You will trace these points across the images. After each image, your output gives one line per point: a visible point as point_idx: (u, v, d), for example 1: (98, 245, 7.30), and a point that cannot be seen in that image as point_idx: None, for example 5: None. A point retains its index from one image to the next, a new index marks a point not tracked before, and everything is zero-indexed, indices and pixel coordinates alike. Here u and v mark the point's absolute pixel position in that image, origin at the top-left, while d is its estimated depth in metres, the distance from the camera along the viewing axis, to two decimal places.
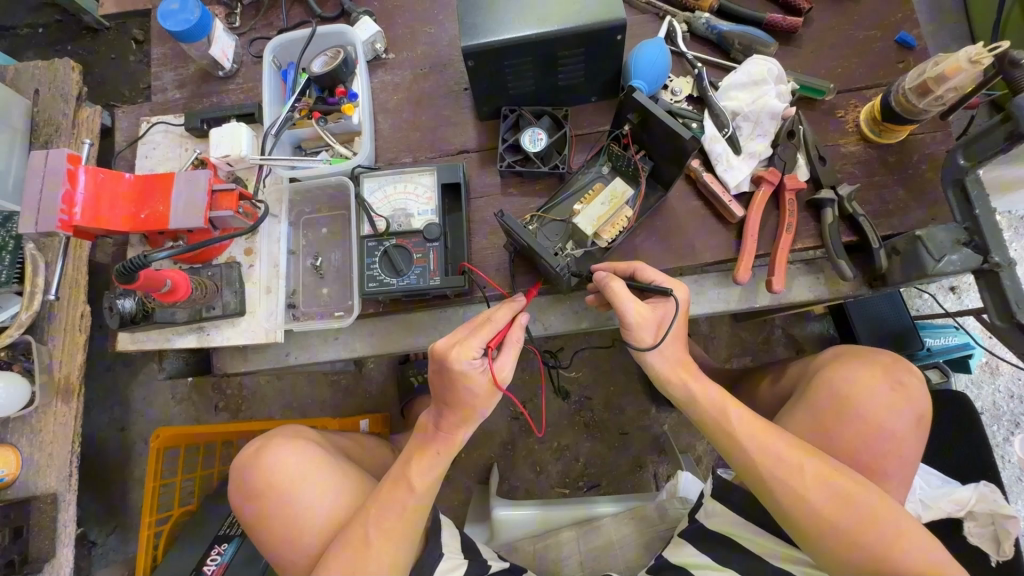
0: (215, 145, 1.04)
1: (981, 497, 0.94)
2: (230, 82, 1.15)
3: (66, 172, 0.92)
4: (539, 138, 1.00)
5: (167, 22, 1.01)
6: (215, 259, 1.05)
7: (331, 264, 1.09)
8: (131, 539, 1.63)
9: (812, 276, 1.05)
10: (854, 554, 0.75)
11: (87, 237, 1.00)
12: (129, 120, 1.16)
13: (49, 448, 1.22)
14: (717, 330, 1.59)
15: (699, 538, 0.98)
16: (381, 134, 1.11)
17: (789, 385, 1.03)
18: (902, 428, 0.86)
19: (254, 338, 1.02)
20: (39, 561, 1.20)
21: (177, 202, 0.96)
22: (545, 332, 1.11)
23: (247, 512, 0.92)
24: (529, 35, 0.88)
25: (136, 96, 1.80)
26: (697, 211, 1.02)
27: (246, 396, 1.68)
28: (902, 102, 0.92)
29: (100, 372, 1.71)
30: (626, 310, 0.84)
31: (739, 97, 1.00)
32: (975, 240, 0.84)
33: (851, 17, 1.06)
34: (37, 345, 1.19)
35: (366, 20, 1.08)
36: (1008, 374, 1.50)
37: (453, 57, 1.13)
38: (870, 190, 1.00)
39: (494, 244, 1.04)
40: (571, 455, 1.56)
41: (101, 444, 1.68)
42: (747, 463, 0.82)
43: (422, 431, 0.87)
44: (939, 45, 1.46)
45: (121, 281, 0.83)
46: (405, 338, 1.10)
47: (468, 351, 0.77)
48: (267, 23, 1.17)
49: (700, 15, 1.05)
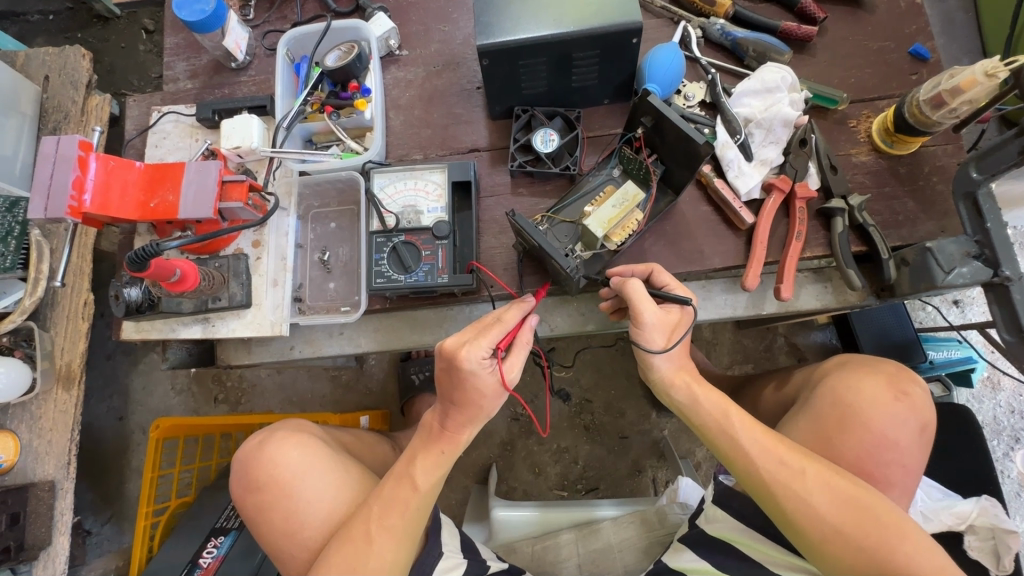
0: (227, 136, 1.04)
1: (982, 511, 0.95)
2: (242, 74, 1.15)
3: (78, 159, 0.92)
4: (551, 139, 1.00)
5: (183, 11, 1.01)
6: (224, 250, 1.05)
7: (338, 260, 1.08)
8: (126, 529, 1.62)
9: (820, 285, 1.05)
10: (859, 559, 0.75)
11: (96, 224, 1.00)
12: (140, 108, 1.16)
13: (49, 435, 1.22)
14: (720, 336, 1.59)
15: (699, 544, 0.98)
16: (392, 130, 1.11)
17: (793, 393, 1.03)
18: (905, 437, 0.86)
19: (259, 331, 1.02)
20: (35, 549, 1.18)
21: (188, 192, 0.96)
22: (550, 333, 1.11)
23: (248, 504, 0.92)
24: (545, 36, 0.89)
25: (145, 85, 1.80)
26: (706, 216, 1.02)
27: (246, 388, 1.67)
28: (916, 113, 0.92)
29: (100, 361, 1.71)
30: (645, 309, 0.83)
31: (752, 104, 1.00)
32: (985, 252, 0.84)
33: (866, 27, 1.06)
34: (39, 332, 1.19)
35: (381, 16, 1.09)
36: (1010, 390, 1.50)
37: (467, 55, 1.13)
38: (880, 201, 1.00)
39: (503, 243, 1.04)
40: (571, 457, 1.56)
41: (99, 432, 1.67)
42: (749, 469, 0.81)
43: (427, 429, 0.86)
44: (950, 58, 1.46)
45: (132, 268, 0.83)
46: (409, 334, 1.10)
47: (477, 352, 0.77)
48: (281, 16, 1.17)
49: (715, 21, 1.06)
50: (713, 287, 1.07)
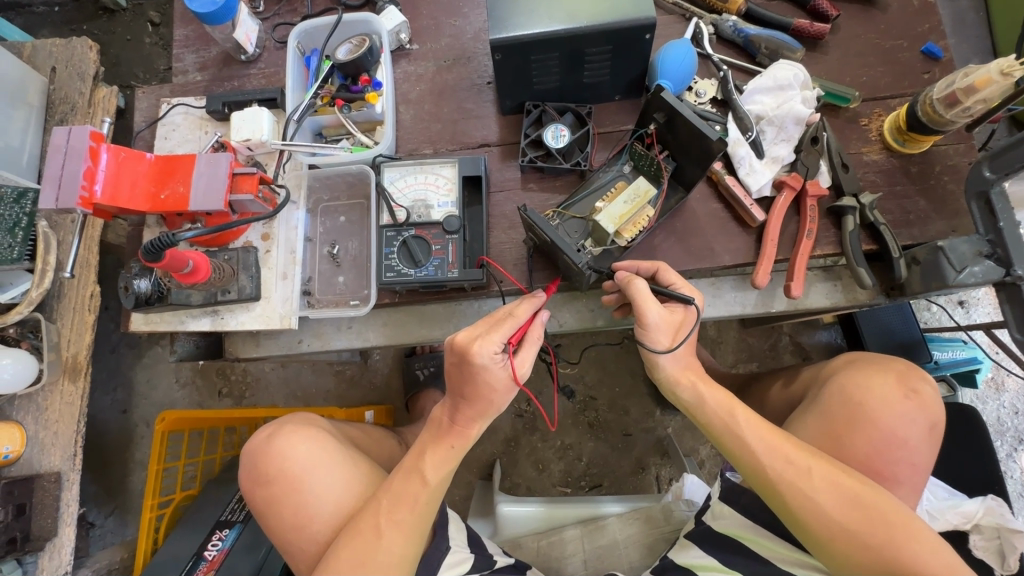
0: (237, 129, 1.04)
1: (988, 511, 0.96)
2: (252, 67, 1.15)
3: (89, 150, 0.92)
4: (562, 134, 1.00)
5: (194, 3, 1.01)
6: (233, 242, 1.05)
7: (347, 254, 1.08)
8: (130, 522, 1.63)
9: (829, 284, 1.04)
10: (866, 557, 0.75)
11: (105, 215, 0.99)
12: (149, 100, 1.16)
13: (55, 426, 1.22)
14: (725, 335, 1.59)
15: (706, 541, 0.98)
16: (402, 125, 1.11)
17: (801, 391, 1.03)
18: (914, 436, 0.87)
19: (268, 324, 1.02)
20: (40, 540, 1.18)
21: (199, 184, 0.96)
22: (559, 329, 1.11)
23: (256, 498, 0.92)
24: (558, 31, 0.89)
25: (151, 78, 1.79)
26: (717, 213, 1.01)
27: (250, 382, 1.67)
28: (928, 113, 0.92)
29: (104, 353, 1.71)
30: (649, 309, 0.83)
31: (763, 102, 1.00)
32: (997, 251, 0.84)
33: (879, 25, 1.06)
34: (46, 324, 1.19)
35: (392, 10, 1.08)
36: (1014, 391, 1.50)
37: (477, 50, 1.12)
38: (891, 200, 1.00)
39: (512, 238, 1.04)
40: (575, 454, 1.56)
41: (103, 425, 1.67)
42: (756, 468, 0.81)
43: (436, 423, 0.87)
44: (960, 58, 1.46)
45: (147, 258, 0.83)
46: (417, 329, 1.10)
47: (489, 346, 0.77)
48: (292, 9, 1.17)
49: (727, 18, 1.06)
50: (721, 285, 1.07)
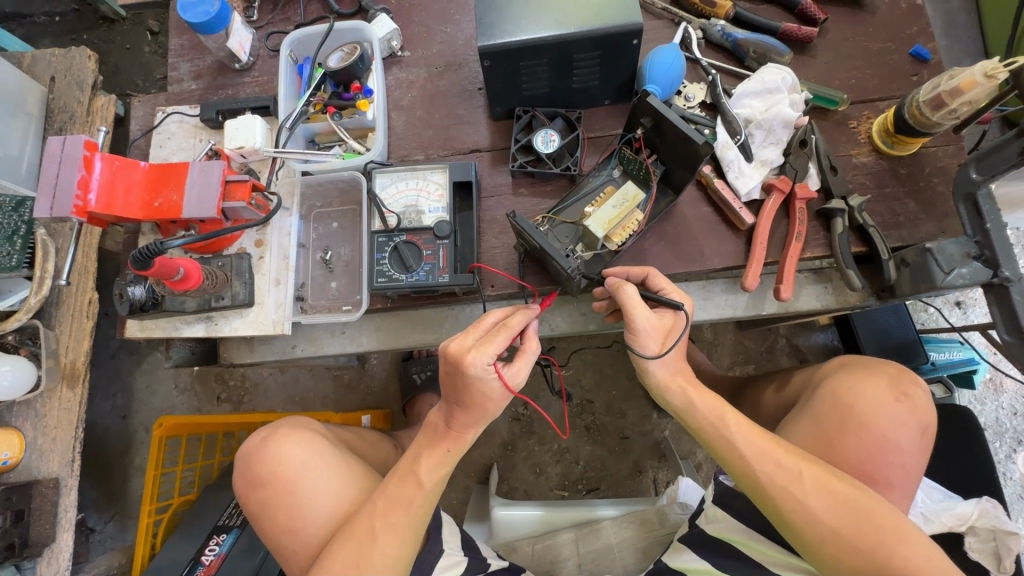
0: (230, 137, 1.05)
1: (982, 513, 0.95)
2: (246, 75, 1.16)
3: (83, 159, 0.94)
4: (552, 140, 1.01)
5: (188, 13, 1.02)
6: (227, 249, 1.06)
7: (340, 259, 1.08)
8: (130, 526, 1.64)
9: (820, 286, 1.05)
10: (856, 559, 0.75)
11: (100, 224, 1.01)
12: (144, 109, 1.17)
13: (53, 433, 1.22)
14: (721, 337, 1.59)
15: (699, 544, 0.98)
16: (394, 131, 1.11)
17: (793, 393, 1.03)
18: (906, 439, 0.86)
19: (262, 330, 1.03)
20: (39, 545, 1.19)
21: (191, 191, 0.97)
22: (551, 333, 1.11)
23: (251, 502, 0.92)
24: (546, 38, 0.89)
25: (149, 86, 1.81)
26: (706, 216, 1.02)
27: (249, 387, 1.68)
28: (916, 115, 0.92)
29: (104, 359, 1.72)
30: (637, 313, 0.84)
31: (752, 105, 1.00)
32: (985, 253, 0.84)
33: (867, 28, 1.06)
34: (44, 330, 1.20)
35: (384, 17, 1.10)
36: (1012, 391, 1.49)
37: (468, 57, 1.13)
38: (881, 202, 1.00)
39: (504, 243, 1.04)
40: (571, 457, 1.56)
41: (103, 431, 1.69)
42: (746, 471, 0.81)
43: (431, 428, 0.87)
44: (952, 59, 1.46)
45: (136, 267, 0.84)
46: (411, 334, 1.11)
47: (483, 357, 0.77)
48: (285, 18, 1.18)
49: (716, 22, 1.06)
50: (713, 287, 1.07)
